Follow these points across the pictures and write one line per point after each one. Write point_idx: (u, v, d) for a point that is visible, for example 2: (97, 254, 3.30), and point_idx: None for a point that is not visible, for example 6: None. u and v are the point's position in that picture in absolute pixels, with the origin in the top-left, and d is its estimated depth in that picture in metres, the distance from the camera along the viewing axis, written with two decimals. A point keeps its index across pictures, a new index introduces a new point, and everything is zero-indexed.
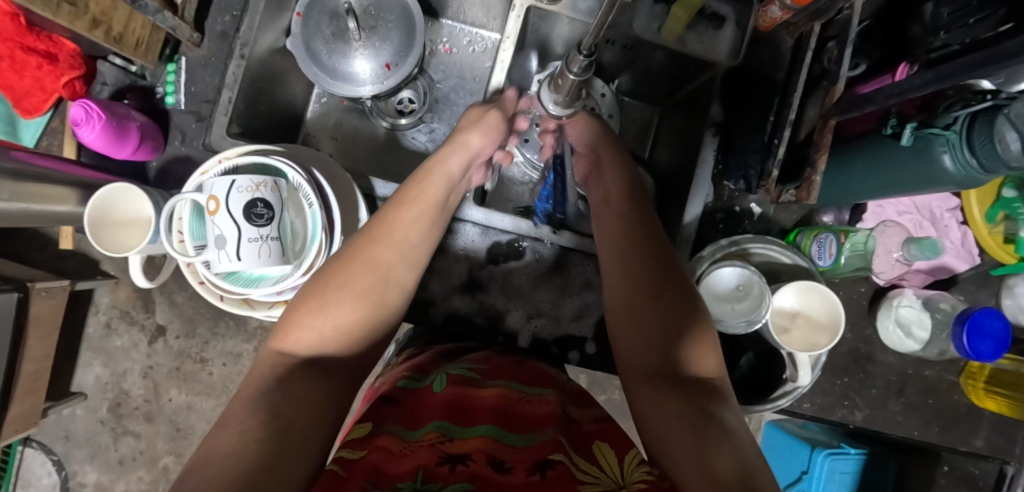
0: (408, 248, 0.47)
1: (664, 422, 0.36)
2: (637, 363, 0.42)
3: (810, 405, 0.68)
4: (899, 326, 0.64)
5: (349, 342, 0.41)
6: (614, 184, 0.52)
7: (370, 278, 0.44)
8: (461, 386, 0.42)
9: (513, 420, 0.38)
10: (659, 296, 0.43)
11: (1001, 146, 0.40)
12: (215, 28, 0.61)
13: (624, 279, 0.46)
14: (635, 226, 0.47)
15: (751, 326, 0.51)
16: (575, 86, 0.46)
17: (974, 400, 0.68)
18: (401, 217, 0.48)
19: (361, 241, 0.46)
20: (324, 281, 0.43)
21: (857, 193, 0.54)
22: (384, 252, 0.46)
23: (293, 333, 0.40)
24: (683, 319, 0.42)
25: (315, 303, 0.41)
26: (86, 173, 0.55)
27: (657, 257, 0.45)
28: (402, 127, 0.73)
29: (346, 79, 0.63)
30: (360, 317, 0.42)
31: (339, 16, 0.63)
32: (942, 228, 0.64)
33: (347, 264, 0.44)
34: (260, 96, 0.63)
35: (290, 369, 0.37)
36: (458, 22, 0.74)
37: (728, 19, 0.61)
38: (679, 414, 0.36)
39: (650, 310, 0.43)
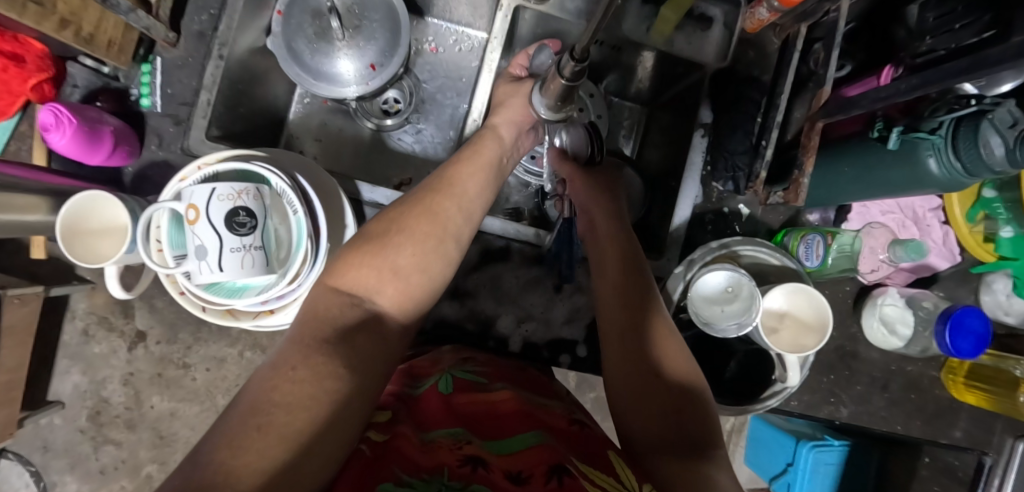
0: (467, 203, 0.46)
1: (655, 470, 0.37)
2: (628, 410, 0.42)
3: (798, 404, 0.69)
4: (883, 324, 0.65)
5: (410, 283, 0.40)
6: (605, 210, 0.52)
7: (430, 224, 0.43)
8: (469, 393, 0.42)
9: (528, 422, 0.38)
10: (654, 332, 0.44)
11: (985, 151, 0.40)
12: (192, 27, 0.59)
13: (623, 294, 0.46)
14: (631, 258, 0.48)
15: (741, 329, 0.51)
16: (564, 92, 0.45)
17: (955, 395, 0.70)
18: (461, 173, 0.47)
19: (423, 191, 0.45)
20: (386, 224, 0.42)
21: (845, 194, 0.54)
22: (444, 202, 0.44)
23: (353, 272, 0.40)
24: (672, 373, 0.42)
25: (376, 244, 0.41)
26: (58, 180, 0.53)
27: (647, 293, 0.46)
28: (388, 128, 0.71)
29: (331, 79, 0.62)
30: (418, 263, 0.41)
31: (321, 15, 0.62)
32: (925, 228, 0.65)
33: (409, 210, 0.43)
34: (240, 98, 0.61)
35: (346, 311, 0.37)
36: (445, 20, 0.73)
37: (715, 20, 0.61)
38: (676, 473, 0.36)
39: (644, 344, 0.43)
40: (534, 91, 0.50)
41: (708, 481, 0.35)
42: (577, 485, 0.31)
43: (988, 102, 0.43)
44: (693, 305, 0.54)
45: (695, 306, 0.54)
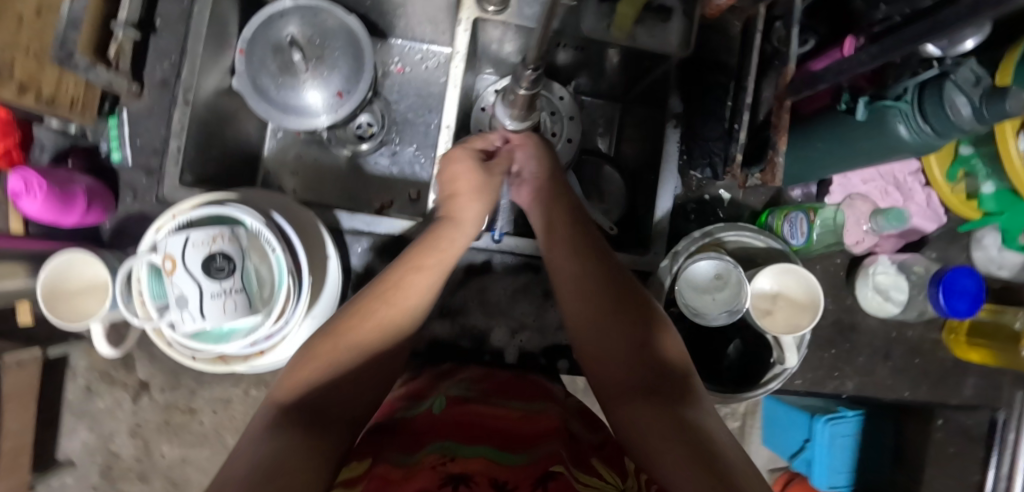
0: (413, 305, 0.44)
1: (642, 435, 0.36)
2: (613, 384, 0.41)
3: (801, 381, 0.66)
4: (878, 292, 0.65)
5: (351, 393, 0.39)
6: (567, 216, 0.51)
7: (371, 336, 0.42)
8: (462, 406, 0.42)
9: (512, 440, 0.38)
10: (625, 318, 0.44)
11: (953, 112, 0.40)
12: (156, 76, 0.58)
13: (581, 289, 0.46)
14: (597, 260, 0.47)
15: (733, 315, 0.52)
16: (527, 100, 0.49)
17: (958, 355, 0.70)
18: (411, 281, 0.44)
19: (365, 301, 0.43)
20: (328, 341, 0.40)
21: (822, 171, 0.55)
22: (385, 311, 0.43)
23: (293, 383, 0.38)
24: (652, 335, 0.42)
25: (317, 358, 0.39)
26: (31, 243, 0.53)
27: (613, 280, 0.46)
28: (364, 153, 0.72)
29: (300, 111, 0.62)
30: (358, 376, 0.40)
31: (283, 50, 0.62)
32: (907, 192, 0.64)
33: (352, 325, 0.41)
34: (212, 141, 0.62)
35: (291, 415, 0.35)
36: (408, 40, 0.73)
37: (674, 11, 0.61)
38: (663, 429, 0.35)
39: (620, 328, 0.43)
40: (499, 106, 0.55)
41: (696, 425, 0.35)
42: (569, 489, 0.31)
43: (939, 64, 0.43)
44: (682, 297, 0.54)
45: (685, 298, 0.53)
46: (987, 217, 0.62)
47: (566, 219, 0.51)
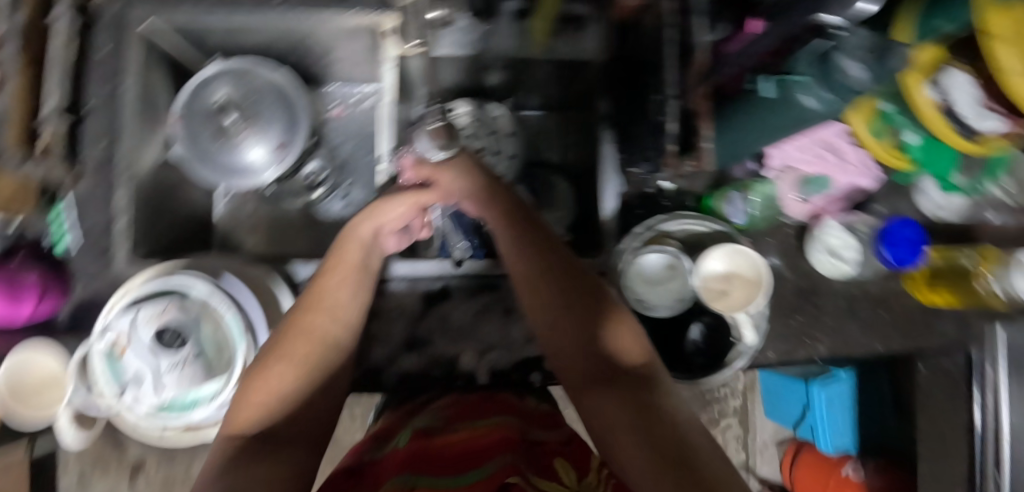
0: (342, 307, 0.47)
1: (610, 428, 0.38)
2: (580, 374, 0.43)
3: (774, 353, 0.67)
4: (830, 254, 0.67)
5: (301, 407, 0.41)
6: (497, 214, 0.52)
7: (307, 346, 0.44)
8: (425, 439, 0.44)
9: (472, 454, 0.40)
10: (583, 312, 0.45)
11: (848, 77, 0.42)
12: (94, 157, 0.57)
13: (538, 283, 0.47)
14: (543, 252, 0.48)
15: (682, 301, 0.57)
16: None
17: (923, 301, 0.70)
18: (328, 283, 0.48)
19: (293, 314, 0.46)
20: (264, 357, 0.43)
21: (747, 146, 0.57)
22: (318, 320, 0.46)
23: (242, 412, 0.40)
24: (606, 328, 0.44)
25: (257, 377, 0.41)
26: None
27: (570, 274, 0.47)
28: (317, 200, 0.73)
29: (243, 169, 0.63)
30: (302, 385, 0.42)
31: (215, 114, 0.63)
32: (840, 155, 0.67)
33: (283, 339, 0.45)
34: (159, 212, 0.62)
35: (245, 443, 0.37)
36: (345, 82, 0.74)
37: (589, 18, 0.64)
38: (629, 420, 0.36)
39: (583, 322, 0.44)
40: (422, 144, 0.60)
41: (664, 410, 0.37)
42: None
43: None
44: (637, 291, 0.56)
45: (636, 289, 0.56)
46: (917, 167, 0.64)
47: (500, 218, 0.52)
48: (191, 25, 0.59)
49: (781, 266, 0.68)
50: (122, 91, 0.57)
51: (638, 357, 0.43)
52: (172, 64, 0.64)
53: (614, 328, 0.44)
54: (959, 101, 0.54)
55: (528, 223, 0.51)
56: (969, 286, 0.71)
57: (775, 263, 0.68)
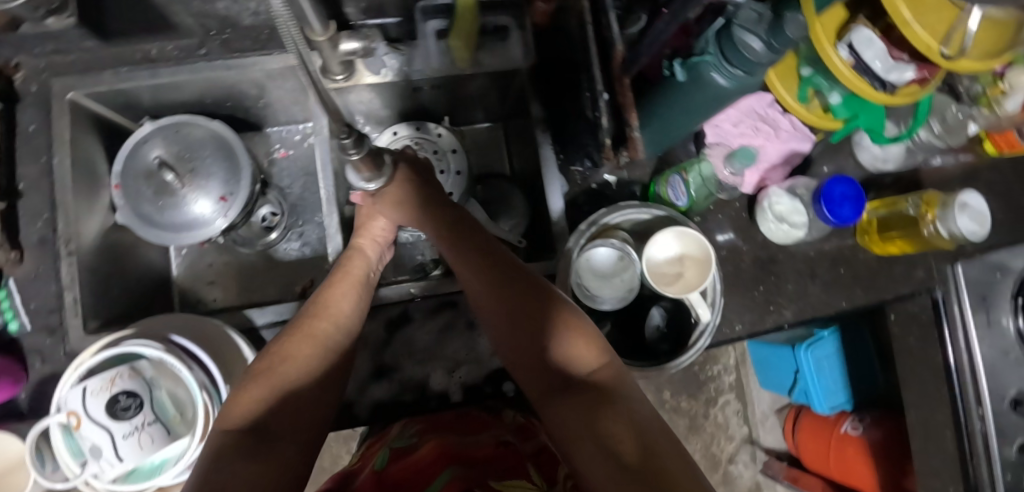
0: (343, 315, 0.48)
1: (568, 434, 0.38)
2: (537, 380, 0.44)
3: (742, 326, 0.68)
4: (779, 222, 0.68)
5: (301, 404, 0.41)
6: (441, 228, 0.52)
7: (312, 346, 0.44)
8: (399, 460, 0.46)
9: (424, 474, 0.42)
10: (539, 314, 0.45)
11: (747, 51, 0.43)
12: (32, 239, 0.57)
13: (486, 289, 0.47)
14: (493, 268, 0.48)
15: (630, 292, 0.58)
16: (368, 162, 0.44)
17: (879, 252, 0.72)
18: (334, 293, 0.49)
19: (300, 318, 0.47)
20: (270, 355, 0.43)
21: (673, 131, 0.58)
22: (321, 324, 0.46)
23: (234, 407, 0.39)
24: (557, 331, 0.43)
25: (260, 374, 0.41)
26: None
27: (516, 277, 0.47)
28: (274, 242, 0.73)
29: (192, 224, 0.63)
30: (307, 381, 0.42)
31: (153, 174, 0.63)
32: (773, 124, 0.68)
33: (291, 338, 0.45)
34: (111, 279, 0.62)
35: (239, 439, 0.36)
36: (282, 125, 0.75)
37: (510, 28, 0.65)
38: (579, 425, 0.37)
39: (532, 325, 0.44)
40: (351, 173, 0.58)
41: (620, 408, 0.37)
42: None
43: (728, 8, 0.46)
44: (590, 283, 0.56)
45: (590, 283, 0.56)
46: (847, 123, 0.65)
47: (445, 238, 0.52)
48: (117, 91, 0.60)
49: (735, 239, 0.70)
50: (55, 165, 0.57)
51: (598, 362, 0.42)
52: (105, 130, 0.64)
53: (570, 338, 0.43)
54: (869, 57, 0.54)
55: (465, 237, 0.51)
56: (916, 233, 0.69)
57: (729, 238, 0.70)
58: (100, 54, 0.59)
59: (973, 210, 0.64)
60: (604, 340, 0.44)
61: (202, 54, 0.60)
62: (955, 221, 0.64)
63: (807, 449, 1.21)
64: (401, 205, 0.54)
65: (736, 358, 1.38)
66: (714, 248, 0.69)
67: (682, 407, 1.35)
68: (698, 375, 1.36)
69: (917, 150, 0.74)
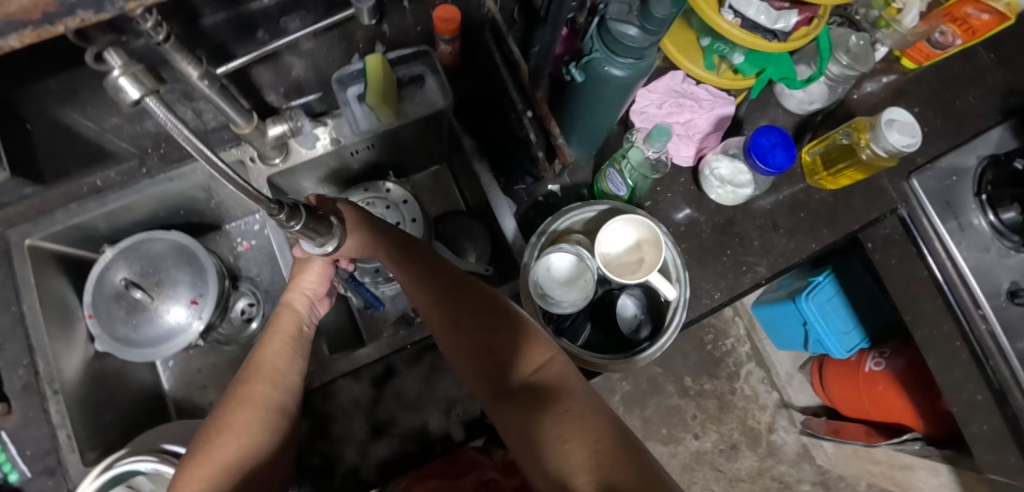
0: (281, 374, 0.51)
1: (519, 438, 0.41)
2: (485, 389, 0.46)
3: (720, 293, 0.69)
4: (726, 186, 0.70)
5: (245, 476, 0.44)
6: (391, 259, 0.54)
7: (254, 410, 0.47)
8: None
9: None
10: (485, 323, 0.47)
11: (627, 39, 0.47)
12: (15, 386, 0.56)
13: (437, 308, 0.50)
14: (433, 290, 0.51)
15: (590, 296, 0.57)
16: (309, 231, 0.45)
17: (833, 187, 0.74)
18: (267, 353, 0.52)
19: (235, 387, 0.49)
20: (210, 430, 0.46)
21: (598, 127, 0.61)
22: (258, 386, 0.49)
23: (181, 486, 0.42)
24: (510, 337, 0.46)
25: (202, 451, 0.44)
26: None
27: (464, 293, 0.50)
28: (256, 331, 0.75)
29: (170, 333, 0.65)
30: (247, 450, 0.45)
31: (122, 294, 0.65)
32: (693, 97, 0.71)
33: (227, 406, 0.48)
34: (102, 407, 0.63)
35: None
36: (239, 220, 0.77)
37: (425, 74, 0.68)
38: (525, 429, 0.40)
39: (481, 334, 0.47)
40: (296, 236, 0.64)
41: (563, 406, 0.40)
42: None
43: (601, 7, 0.49)
44: (553, 291, 0.56)
45: (555, 292, 0.57)
46: (759, 77, 0.67)
47: (399, 264, 0.53)
48: (72, 226, 0.62)
49: (691, 212, 0.71)
50: (26, 312, 0.59)
51: (542, 362, 0.45)
52: (69, 266, 0.66)
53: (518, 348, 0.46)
54: (753, 14, 0.57)
55: (414, 264, 0.53)
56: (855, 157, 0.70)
57: (686, 213, 0.71)
58: (50, 196, 0.61)
59: (899, 124, 0.64)
60: (552, 342, 0.47)
61: (143, 173, 0.63)
62: (885, 138, 0.65)
63: (840, 397, 1.19)
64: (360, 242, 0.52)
65: (745, 327, 1.38)
66: (674, 226, 0.71)
67: (707, 389, 1.33)
68: (712, 354, 1.36)
69: (837, 84, 0.74)
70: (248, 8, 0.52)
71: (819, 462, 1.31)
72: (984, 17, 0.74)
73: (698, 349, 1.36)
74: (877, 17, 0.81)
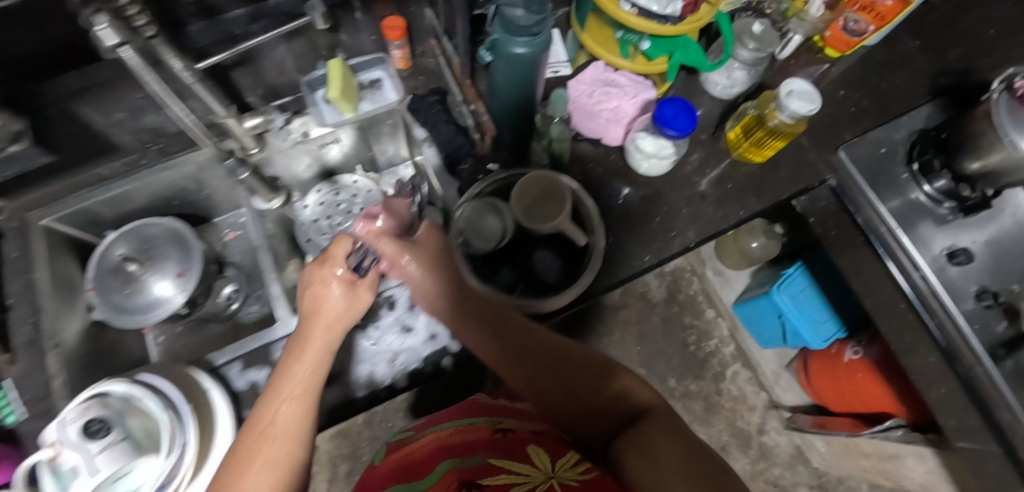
0: (292, 431, 0.51)
1: (626, 459, 0.48)
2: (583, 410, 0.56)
3: (651, 255, 0.74)
4: (652, 157, 0.76)
5: None
6: (476, 308, 0.60)
7: (278, 472, 0.49)
8: (404, 450, 0.57)
9: (457, 451, 0.51)
10: (587, 364, 0.58)
11: (517, 18, 0.56)
12: (21, 340, 0.66)
13: (540, 345, 0.59)
14: (508, 342, 0.58)
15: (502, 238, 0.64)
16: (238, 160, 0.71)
17: (759, 160, 0.79)
18: (274, 416, 0.51)
19: (245, 445, 0.49)
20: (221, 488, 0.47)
21: (518, 105, 0.70)
22: (266, 447, 0.49)
23: None
24: (614, 377, 0.57)
25: None
26: None
27: (558, 346, 0.59)
28: (236, 310, 0.84)
29: (159, 301, 0.74)
30: None
31: (121, 268, 0.75)
32: (616, 84, 0.79)
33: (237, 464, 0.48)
34: (93, 367, 0.72)
35: None
36: (227, 213, 0.88)
37: (382, 77, 0.79)
38: (635, 451, 0.47)
39: (589, 367, 0.58)
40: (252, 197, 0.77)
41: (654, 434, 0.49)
42: (492, 467, 0.46)
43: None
44: (474, 244, 0.64)
45: (477, 245, 0.64)
46: (669, 61, 0.76)
47: (475, 309, 0.60)
48: (81, 210, 0.74)
49: (622, 185, 0.78)
50: (35, 280, 0.69)
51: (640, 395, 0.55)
52: (77, 247, 0.78)
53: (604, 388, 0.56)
54: (646, 2, 0.67)
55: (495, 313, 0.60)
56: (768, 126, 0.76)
57: (618, 188, 0.78)
58: (63, 184, 0.73)
59: (799, 93, 0.71)
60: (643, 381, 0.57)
61: (143, 164, 0.75)
62: (788, 106, 0.71)
63: (826, 392, 1.18)
64: (430, 269, 0.60)
65: (728, 328, 1.38)
66: (605, 199, 0.77)
67: (693, 390, 1.34)
68: (696, 355, 1.36)
69: (754, 67, 0.82)
70: (223, 19, 0.65)
71: (815, 465, 1.30)
72: (886, 4, 0.84)
73: (681, 349, 1.37)
74: (786, 10, 0.90)
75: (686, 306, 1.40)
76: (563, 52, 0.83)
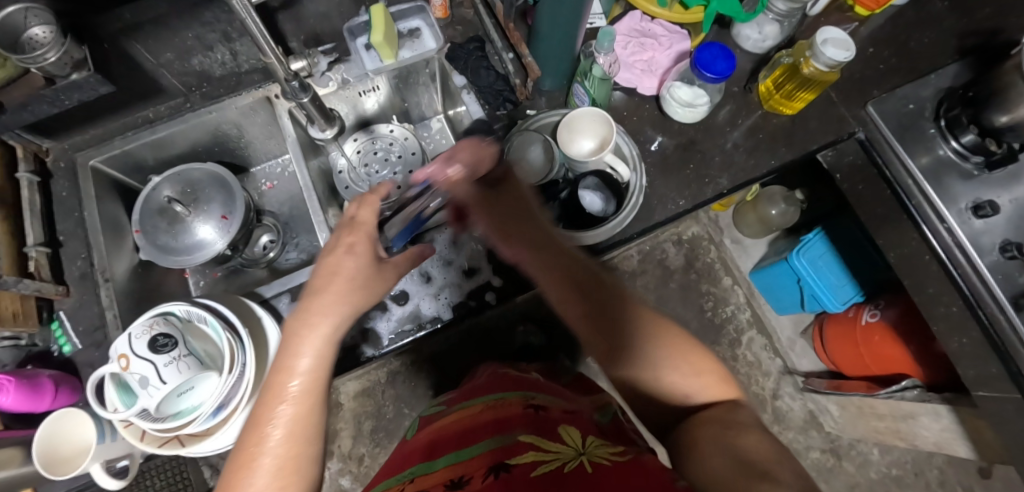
0: (299, 420, 0.41)
1: (679, 458, 0.43)
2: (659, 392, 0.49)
3: (684, 201, 0.76)
4: (686, 106, 0.77)
5: None
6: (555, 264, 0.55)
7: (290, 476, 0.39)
8: (436, 426, 0.59)
9: (493, 428, 0.51)
10: (677, 340, 0.51)
11: None
12: (75, 274, 0.69)
13: (622, 308, 0.52)
14: (593, 304, 0.52)
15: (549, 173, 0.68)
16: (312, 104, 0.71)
17: (790, 111, 0.81)
18: (275, 401, 0.41)
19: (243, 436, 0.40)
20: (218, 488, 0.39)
21: (559, 48, 0.71)
22: (267, 442, 0.40)
23: None
24: (701, 362, 0.50)
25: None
26: (23, 432, 0.61)
27: (644, 314, 0.52)
28: (275, 257, 0.85)
29: (203, 243, 0.76)
30: None
31: (167, 209, 0.77)
32: (651, 33, 0.81)
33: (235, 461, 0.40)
34: (141, 304, 0.74)
35: None
36: (264, 163, 0.90)
37: (421, 25, 0.80)
38: (696, 454, 0.41)
39: (679, 344, 0.50)
40: (308, 128, 0.76)
41: (713, 438, 0.42)
42: (522, 444, 0.45)
43: None
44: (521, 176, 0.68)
45: (523, 177, 0.68)
46: (706, 9, 0.77)
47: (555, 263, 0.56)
48: (126, 152, 0.75)
49: (656, 134, 0.79)
50: (86, 218, 0.71)
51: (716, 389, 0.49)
52: (122, 191, 0.79)
53: (677, 367, 0.49)
54: None
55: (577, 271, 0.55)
56: (800, 76, 0.77)
57: (653, 136, 0.79)
58: (112, 125, 0.75)
59: (834, 41, 0.72)
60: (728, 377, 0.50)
61: (188, 107, 0.77)
62: (822, 53, 0.72)
63: (842, 359, 1.20)
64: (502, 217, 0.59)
65: (745, 295, 1.39)
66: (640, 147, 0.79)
67: None
68: (713, 320, 1.37)
69: (786, 19, 0.83)
70: None
71: (828, 430, 1.32)
72: None
73: (698, 315, 1.38)
74: None
75: (704, 274, 1.40)
76: (598, 5, 0.84)
